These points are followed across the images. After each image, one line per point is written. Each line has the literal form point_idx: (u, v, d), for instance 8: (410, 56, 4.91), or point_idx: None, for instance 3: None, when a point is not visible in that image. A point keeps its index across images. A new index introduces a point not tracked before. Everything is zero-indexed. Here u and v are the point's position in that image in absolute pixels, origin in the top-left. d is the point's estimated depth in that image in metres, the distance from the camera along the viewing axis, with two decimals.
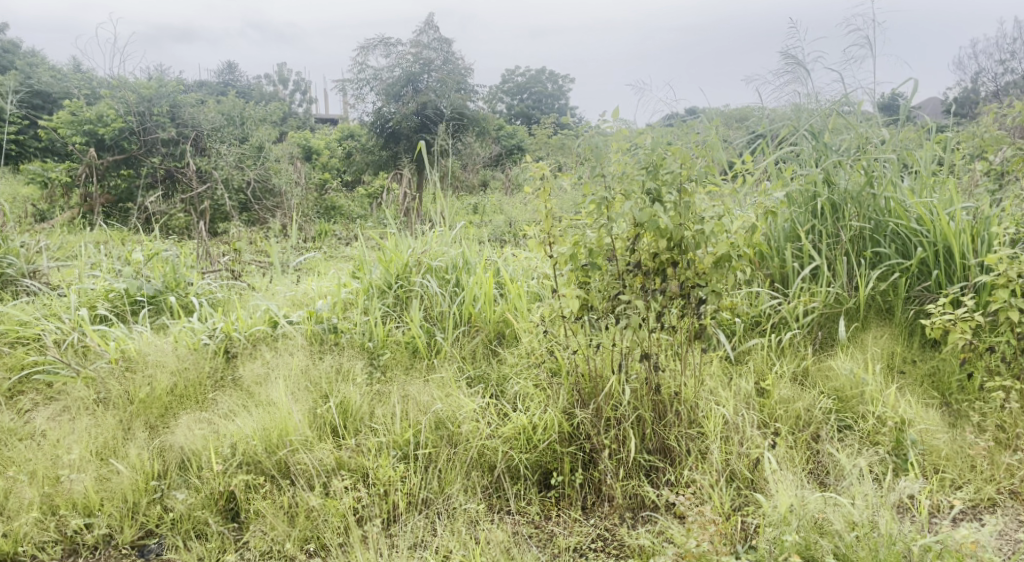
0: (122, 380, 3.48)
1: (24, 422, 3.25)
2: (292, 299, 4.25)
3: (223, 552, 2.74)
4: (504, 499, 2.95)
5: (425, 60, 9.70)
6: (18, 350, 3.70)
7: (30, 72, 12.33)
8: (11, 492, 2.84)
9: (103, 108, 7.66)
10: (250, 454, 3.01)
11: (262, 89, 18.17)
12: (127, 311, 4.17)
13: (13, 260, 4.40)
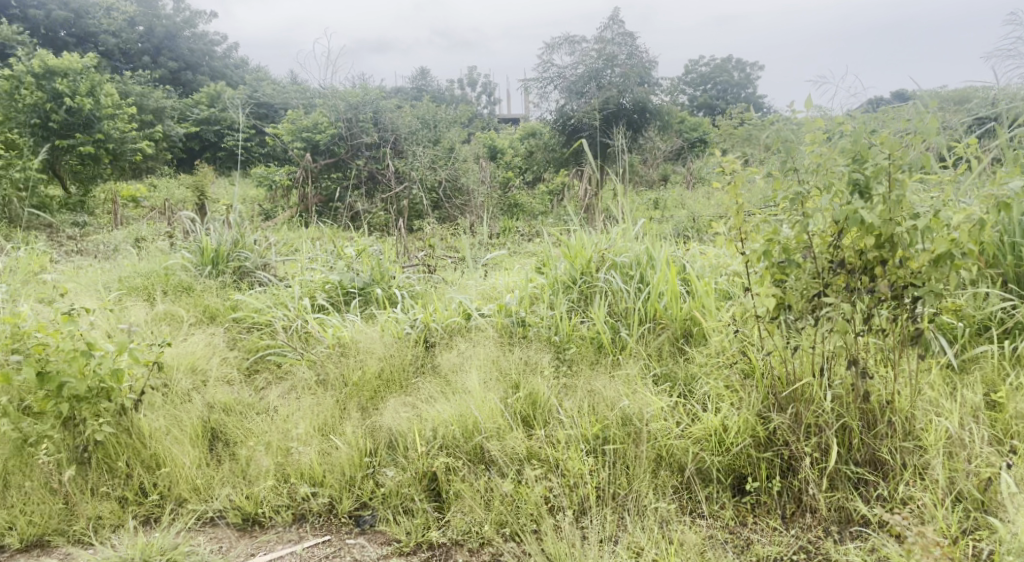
0: (338, 363, 3.80)
1: (260, 397, 3.63)
2: (483, 292, 4.42)
3: (428, 529, 2.92)
4: (698, 502, 2.91)
5: (609, 55, 9.77)
6: (254, 334, 4.15)
7: (256, 87, 13.81)
8: (252, 459, 3.18)
9: (317, 117, 8.53)
10: (449, 438, 3.18)
11: (452, 92, 19.14)
12: (341, 301, 4.56)
13: (248, 254, 4.98)
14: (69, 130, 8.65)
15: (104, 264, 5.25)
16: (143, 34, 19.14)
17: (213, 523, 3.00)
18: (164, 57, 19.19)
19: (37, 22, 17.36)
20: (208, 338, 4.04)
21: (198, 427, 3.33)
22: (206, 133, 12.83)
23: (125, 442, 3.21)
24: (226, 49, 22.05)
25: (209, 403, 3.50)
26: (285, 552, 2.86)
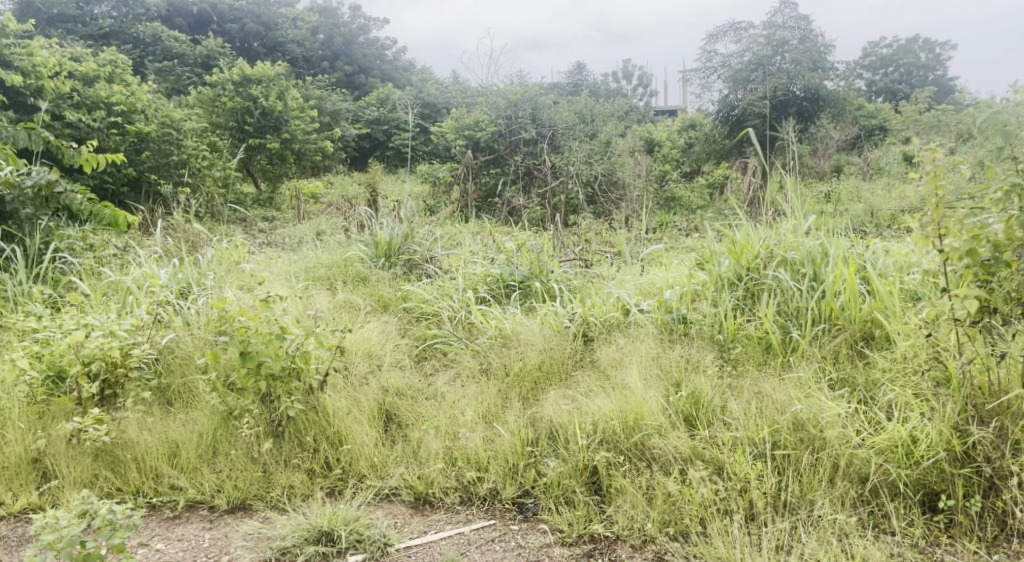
0: (501, 354, 3.93)
1: (428, 383, 3.83)
2: (641, 288, 4.40)
3: (589, 521, 2.96)
4: (884, 517, 2.77)
5: (780, 40, 9.43)
6: (422, 324, 4.37)
7: (423, 88, 14.40)
8: (423, 442, 3.36)
9: (479, 115, 8.85)
10: (610, 433, 3.21)
11: (611, 86, 19.06)
12: (502, 293, 4.69)
13: (417, 248, 5.29)
14: (261, 133, 9.50)
15: (291, 255, 5.73)
16: (325, 42, 20.37)
17: (389, 499, 3.20)
18: (342, 61, 20.26)
19: (235, 35, 19.82)
20: (381, 326, 4.31)
21: (374, 409, 3.57)
22: (376, 133, 13.55)
23: (313, 418, 3.49)
24: (396, 52, 23.20)
25: (383, 387, 3.74)
26: (454, 533, 3.00)
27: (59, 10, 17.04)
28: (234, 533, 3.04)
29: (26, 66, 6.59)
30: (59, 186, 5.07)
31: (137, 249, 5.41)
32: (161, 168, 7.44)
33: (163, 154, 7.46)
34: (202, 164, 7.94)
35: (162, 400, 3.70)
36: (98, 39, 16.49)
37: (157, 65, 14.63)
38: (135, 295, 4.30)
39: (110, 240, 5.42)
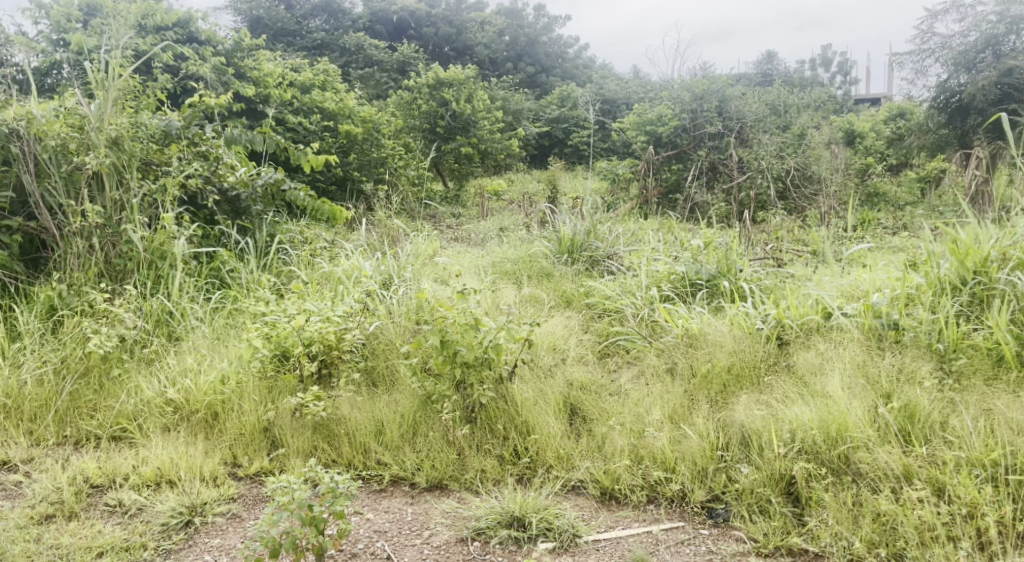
0: (687, 354, 3.84)
1: (611, 380, 3.83)
2: (843, 290, 4.13)
3: (787, 533, 2.83)
4: None
5: (1014, 18, 8.27)
6: (605, 320, 4.38)
7: (604, 85, 14.40)
8: (608, 437, 3.37)
9: (663, 110, 8.66)
10: (809, 443, 3.04)
11: (805, 74, 18.04)
12: (687, 292, 4.59)
13: (599, 244, 5.32)
14: (450, 133, 9.94)
15: (477, 250, 5.95)
16: (510, 43, 21.17)
17: (576, 491, 3.24)
18: (526, 62, 21.02)
19: (429, 39, 20.67)
20: (565, 321, 4.37)
21: (560, 401, 3.63)
22: (556, 130, 13.70)
23: (502, 407, 3.61)
24: (578, 50, 23.39)
25: (568, 381, 3.78)
26: (642, 531, 2.98)
27: (281, 23, 18.08)
28: (433, 510, 3.22)
29: (257, 77, 7.62)
30: (283, 184, 5.81)
31: (342, 243, 5.86)
32: (365, 167, 7.99)
33: (367, 154, 8.02)
34: (398, 163, 8.43)
35: (368, 381, 3.99)
36: (311, 50, 17.73)
37: (360, 71, 15.72)
38: (344, 285, 4.67)
39: (319, 234, 5.90)
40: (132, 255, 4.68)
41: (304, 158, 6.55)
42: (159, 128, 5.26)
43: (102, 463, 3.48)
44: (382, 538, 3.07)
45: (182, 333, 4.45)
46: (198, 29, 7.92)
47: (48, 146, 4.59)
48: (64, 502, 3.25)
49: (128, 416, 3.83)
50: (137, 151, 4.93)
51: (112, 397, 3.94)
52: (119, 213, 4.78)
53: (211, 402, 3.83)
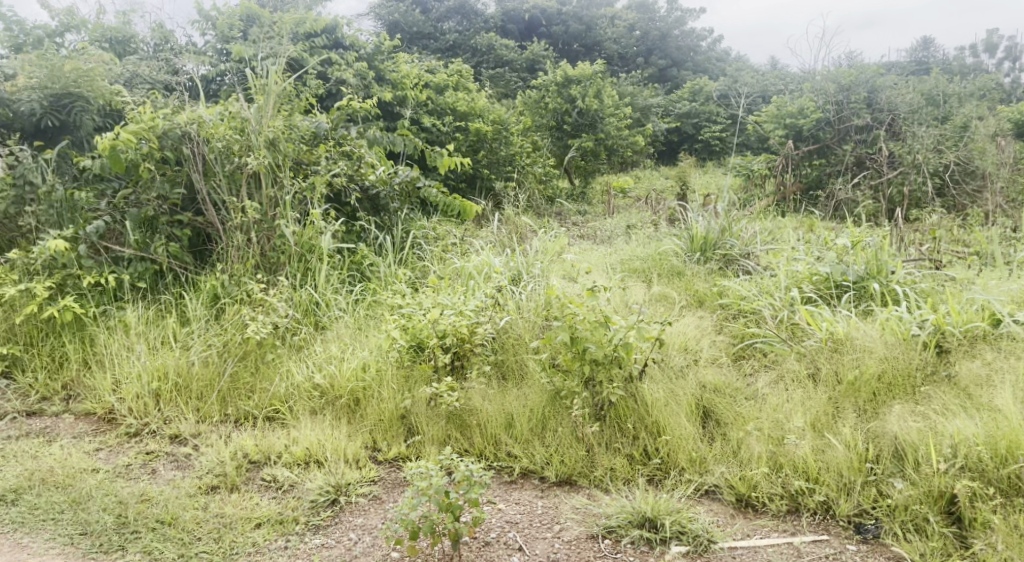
0: (832, 360, 3.66)
1: (747, 384, 3.70)
2: (1013, 296, 3.93)
3: (947, 556, 2.68)
4: None
5: None
6: (740, 321, 4.25)
7: (738, 79, 13.95)
8: (744, 443, 3.27)
9: (805, 103, 8.25)
10: (974, 460, 2.87)
11: (963, 60, 16.74)
12: (831, 295, 4.35)
13: (734, 242, 5.15)
14: (578, 130, 9.95)
15: (605, 247, 5.91)
16: (639, 38, 21.10)
17: (710, 497, 3.15)
18: (656, 57, 20.73)
19: (559, 38, 20.76)
20: (698, 321, 4.27)
21: (692, 404, 3.54)
22: (687, 126, 13.40)
23: (632, 406, 3.56)
24: (712, 43, 22.83)
25: (701, 383, 3.69)
26: (781, 542, 2.87)
27: (417, 27, 18.62)
28: (563, 505, 3.23)
29: (396, 78, 7.90)
30: (419, 182, 6.03)
31: (472, 239, 5.98)
32: (492, 165, 8.17)
33: (496, 153, 8.20)
34: (526, 161, 8.52)
35: (499, 373, 4.06)
36: (445, 52, 18.19)
37: (491, 72, 16.00)
38: (476, 281, 4.77)
39: (451, 231, 6.04)
40: (285, 249, 4.98)
41: (438, 160, 6.75)
42: (310, 130, 5.59)
43: (259, 441, 3.72)
44: (514, 529, 3.11)
45: (327, 322, 4.69)
46: (343, 36, 8.29)
47: (214, 147, 4.98)
48: (226, 475, 3.50)
49: (280, 398, 4.09)
50: (291, 151, 5.25)
51: (267, 380, 4.22)
52: (273, 209, 5.09)
53: (353, 388, 4.02)
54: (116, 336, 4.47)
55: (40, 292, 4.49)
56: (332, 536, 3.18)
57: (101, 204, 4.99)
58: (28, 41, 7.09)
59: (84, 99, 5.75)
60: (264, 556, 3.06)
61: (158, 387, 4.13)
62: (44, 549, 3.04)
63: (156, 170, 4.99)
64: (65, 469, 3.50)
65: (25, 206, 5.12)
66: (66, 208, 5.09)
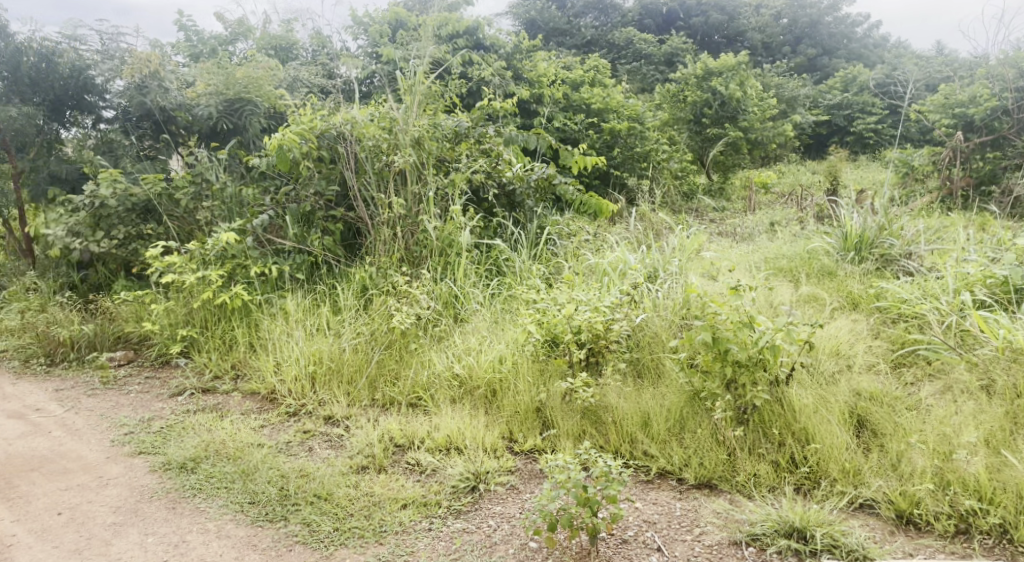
0: (1010, 372, 3.44)
1: (908, 393, 3.50)
2: None
3: None
4: None
5: None
6: (900, 326, 3.99)
7: (898, 66, 13.05)
8: (905, 456, 3.13)
9: (977, 91, 7.60)
10: None
11: None
12: (1008, 301, 4.00)
13: (894, 241, 4.80)
14: (718, 123, 9.66)
15: (747, 245, 5.72)
16: (788, 26, 20.20)
17: (865, 510, 3.04)
18: (806, 45, 19.73)
19: (699, 29, 20.14)
20: (851, 324, 4.03)
21: (845, 412, 3.38)
22: (837, 118, 12.69)
23: (778, 411, 3.42)
24: (867, 28, 21.48)
25: (854, 390, 3.50)
26: None
27: (553, 23, 18.14)
28: (703, 509, 3.16)
29: (532, 77, 8.20)
30: (555, 179, 6.04)
31: (606, 235, 5.95)
32: (627, 161, 8.13)
33: (631, 148, 8.15)
34: (662, 156, 8.41)
35: (634, 371, 4.02)
36: (581, 47, 18.02)
37: (628, 66, 15.74)
38: (610, 277, 4.74)
39: (583, 227, 6.00)
40: (427, 243, 5.16)
41: (569, 160, 6.74)
42: (452, 130, 5.65)
43: (403, 425, 3.88)
44: (652, 528, 3.07)
45: (466, 315, 4.81)
46: (484, 35, 8.44)
47: (364, 146, 5.29)
48: (374, 456, 3.67)
49: (422, 386, 4.24)
50: (435, 149, 5.45)
51: (409, 368, 4.38)
52: (417, 206, 5.30)
53: (490, 380, 4.11)
54: (278, 322, 4.79)
55: (215, 279, 4.89)
56: (472, 522, 3.26)
57: (266, 201, 5.38)
58: (203, 51, 7.65)
59: (252, 104, 6.19)
60: (410, 535, 3.19)
61: (314, 370, 4.39)
62: (219, 514, 3.31)
63: (314, 168, 5.38)
64: (235, 443, 3.79)
65: (203, 201, 5.59)
66: (235, 202, 5.55)
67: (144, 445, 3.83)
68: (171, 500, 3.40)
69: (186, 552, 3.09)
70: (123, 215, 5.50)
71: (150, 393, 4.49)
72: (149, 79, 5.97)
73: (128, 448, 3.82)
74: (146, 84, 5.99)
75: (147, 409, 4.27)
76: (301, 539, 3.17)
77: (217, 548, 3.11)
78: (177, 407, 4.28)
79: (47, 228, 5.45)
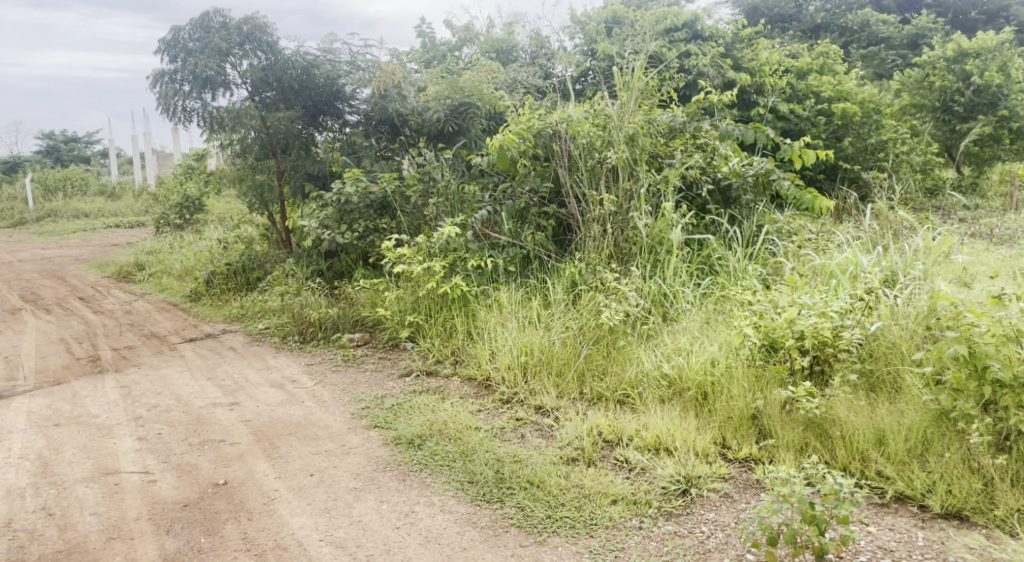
0: None
1: None
2: None
3: None
4: None
5: None
6: None
7: None
8: None
9: None
10: None
11: None
12: None
13: None
14: (973, 111, 8.58)
15: (1008, 248, 5.05)
16: None
17: None
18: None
19: (949, 7, 17.99)
20: None
21: None
22: None
23: None
24: None
25: None
26: None
27: (779, 8, 17.03)
28: (952, 542, 2.87)
29: (753, 66, 7.84)
30: (773, 174, 5.75)
31: (833, 233, 5.48)
32: (860, 154, 7.68)
33: (865, 139, 7.70)
34: (902, 148, 7.79)
35: (867, 385, 3.71)
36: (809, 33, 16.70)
37: (863, 52, 14.48)
38: (839, 281, 4.39)
39: (806, 226, 5.51)
40: (637, 240, 5.11)
41: (789, 152, 6.12)
42: (667, 125, 5.63)
43: (612, 422, 3.88)
44: (890, 556, 2.82)
45: (675, 314, 4.68)
46: (703, 26, 8.17)
47: (579, 143, 5.38)
48: (584, 449, 3.70)
49: (630, 383, 4.21)
50: (648, 145, 5.37)
51: (618, 365, 4.36)
52: (628, 202, 5.27)
53: (701, 382, 3.98)
54: (493, 313, 4.97)
55: (438, 270, 5.21)
56: (684, 525, 3.18)
57: (484, 198, 5.66)
58: (434, 57, 8.25)
59: (475, 105, 6.53)
60: (620, 531, 3.17)
61: (526, 360, 4.53)
62: (442, 489, 3.50)
63: (530, 165, 5.56)
64: (456, 424, 4.01)
65: (429, 198, 5.93)
66: (457, 200, 5.85)
67: (378, 420, 4.16)
68: (401, 473, 3.64)
69: (415, 521, 3.29)
70: (363, 210, 6.01)
71: (382, 372, 4.88)
72: (392, 89, 6.42)
73: (365, 422, 4.16)
74: (389, 93, 6.43)
75: (380, 387, 4.63)
76: (516, 521, 3.26)
77: (442, 521, 3.28)
78: (405, 387, 4.60)
79: (303, 221, 6.15)
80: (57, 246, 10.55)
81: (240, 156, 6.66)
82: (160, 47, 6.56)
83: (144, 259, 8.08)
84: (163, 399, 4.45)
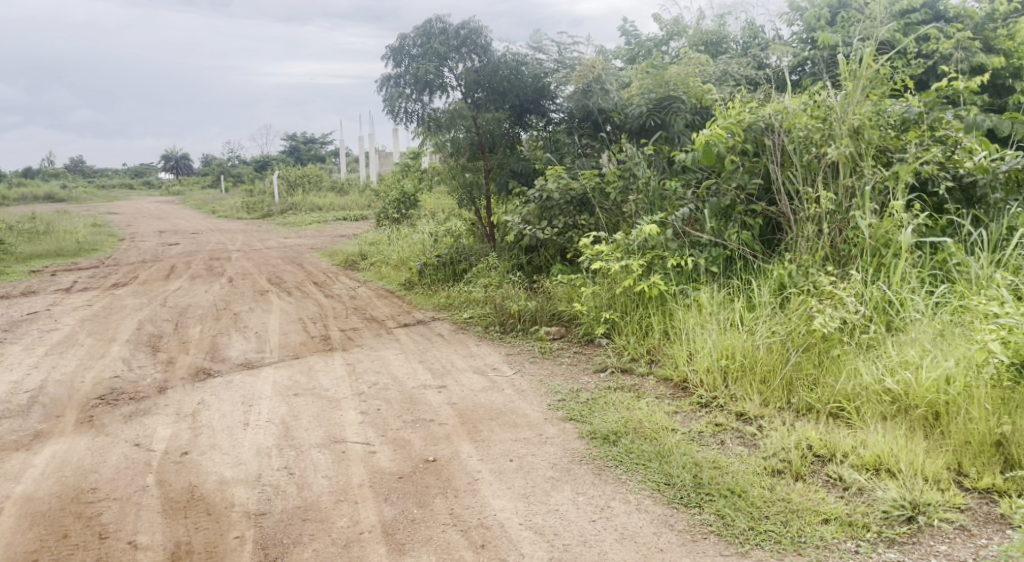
0: None
1: None
2: None
3: None
4: None
5: None
6: None
7: None
8: None
9: None
10: None
11: None
12: None
13: None
14: None
15: None
16: None
17: None
18: None
19: None
20: None
21: None
22: None
23: None
24: None
25: None
26: None
27: None
28: None
29: (1010, 46, 6.96)
30: None
31: None
32: None
33: None
34: None
35: None
36: None
37: None
38: None
39: None
40: (857, 242, 4.71)
41: None
42: (899, 116, 5.20)
43: (824, 436, 3.62)
44: None
45: (902, 324, 4.25)
46: (946, 6, 7.39)
47: (794, 137, 5.05)
48: (791, 462, 3.49)
49: (847, 396, 3.90)
50: (875, 139, 4.91)
51: (832, 376, 4.06)
52: (849, 200, 4.87)
53: (933, 400, 3.61)
54: (692, 313, 4.81)
55: (636, 268, 5.16)
56: (910, 555, 2.90)
57: (687, 195, 5.51)
58: (640, 53, 8.19)
59: (679, 100, 6.29)
60: (833, 553, 2.95)
61: (727, 364, 4.35)
62: (638, 488, 3.45)
63: (738, 161, 5.30)
64: (652, 424, 3.95)
65: (629, 194, 5.86)
66: (657, 196, 5.66)
67: (574, 413, 4.19)
68: (597, 466, 3.65)
69: (611, 516, 3.27)
70: (564, 206, 6.11)
71: (577, 366, 4.92)
72: (594, 83, 6.45)
73: (561, 414, 4.21)
74: (591, 88, 6.48)
75: (576, 380, 4.66)
76: (716, 529, 3.13)
77: (638, 520, 3.23)
78: (600, 382, 4.60)
79: (506, 217, 6.39)
80: (297, 236, 11.71)
81: (452, 155, 7.00)
82: (388, 53, 7.02)
83: (367, 249, 8.75)
84: (382, 378, 4.79)
